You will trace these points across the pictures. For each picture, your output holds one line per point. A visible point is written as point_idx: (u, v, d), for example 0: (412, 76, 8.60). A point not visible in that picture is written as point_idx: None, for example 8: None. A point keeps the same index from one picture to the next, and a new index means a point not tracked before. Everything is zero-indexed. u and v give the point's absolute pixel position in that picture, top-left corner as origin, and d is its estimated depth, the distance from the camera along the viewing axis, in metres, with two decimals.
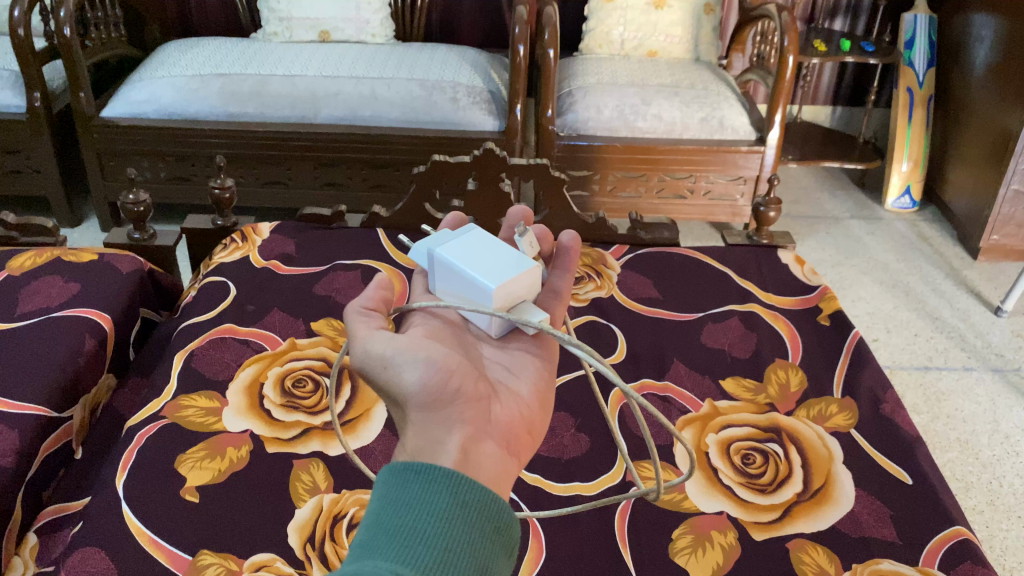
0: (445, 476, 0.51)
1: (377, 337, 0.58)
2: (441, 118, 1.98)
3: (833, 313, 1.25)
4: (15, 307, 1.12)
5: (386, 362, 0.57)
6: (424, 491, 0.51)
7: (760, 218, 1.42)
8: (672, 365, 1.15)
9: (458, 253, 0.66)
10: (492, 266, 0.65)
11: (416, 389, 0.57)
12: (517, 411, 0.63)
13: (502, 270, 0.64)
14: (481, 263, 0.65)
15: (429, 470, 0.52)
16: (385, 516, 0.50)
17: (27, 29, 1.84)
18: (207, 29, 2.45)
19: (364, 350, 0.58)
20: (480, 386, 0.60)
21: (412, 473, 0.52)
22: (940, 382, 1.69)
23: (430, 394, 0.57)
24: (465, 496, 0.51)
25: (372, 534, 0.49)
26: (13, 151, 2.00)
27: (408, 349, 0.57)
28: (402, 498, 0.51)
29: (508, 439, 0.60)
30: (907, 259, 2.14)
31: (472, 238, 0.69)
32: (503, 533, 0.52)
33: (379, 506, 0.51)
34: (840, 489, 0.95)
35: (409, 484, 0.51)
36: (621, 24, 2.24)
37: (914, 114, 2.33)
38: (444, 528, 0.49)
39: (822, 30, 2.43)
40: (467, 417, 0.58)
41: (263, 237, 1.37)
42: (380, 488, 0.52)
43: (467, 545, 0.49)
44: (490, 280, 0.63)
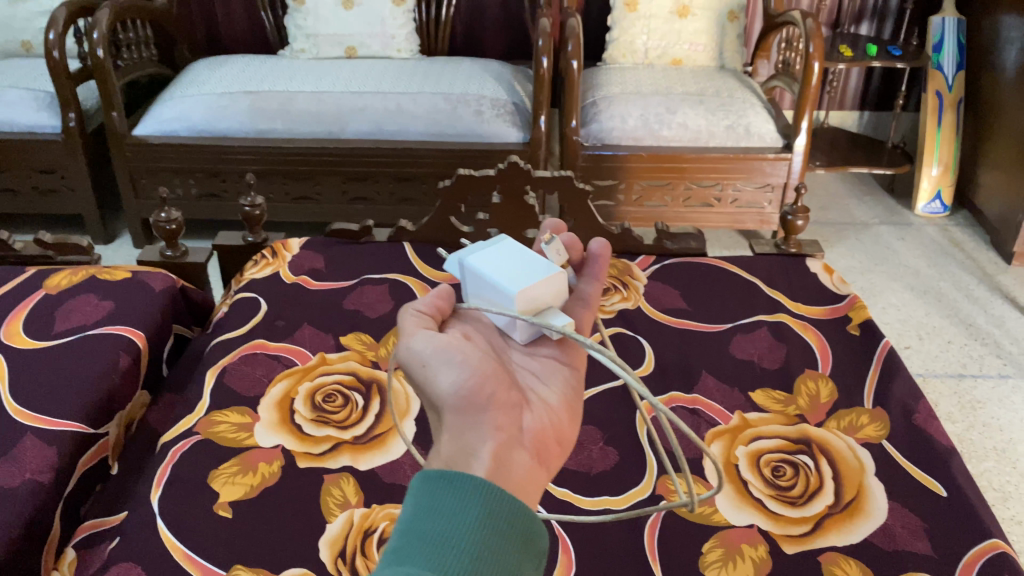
0: (477, 485, 0.51)
1: (422, 336, 0.60)
2: (466, 131, 2.00)
3: (863, 322, 1.24)
4: (52, 325, 1.14)
5: (427, 360, 0.59)
6: (456, 499, 0.51)
7: (788, 226, 1.41)
8: (701, 377, 1.15)
9: (485, 261, 0.67)
10: (517, 272, 0.65)
11: (451, 391, 0.58)
12: (546, 419, 0.63)
13: (526, 276, 0.65)
14: (507, 270, 0.66)
15: (462, 478, 0.52)
16: (418, 523, 0.50)
17: (61, 51, 1.88)
18: (236, 47, 2.49)
19: (406, 349, 0.60)
20: (511, 394, 0.61)
21: (446, 482, 0.52)
22: (975, 390, 1.66)
23: (464, 397, 0.58)
24: (496, 506, 0.51)
25: (404, 540, 0.49)
26: (49, 170, 2.05)
27: (449, 349, 0.59)
28: (435, 505, 0.51)
29: (539, 448, 0.60)
30: (938, 265, 2.11)
31: (501, 248, 0.70)
32: (533, 544, 0.52)
33: (410, 513, 0.51)
34: (873, 502, 0.94)
35: (441, 491, 0.51)
36: (644, 33, 2.24)
37: (944, 117, 2.30)
38: (476, 536, 0.49)
39: (848, 34, 2.41)
40: (499, 424, 0.58)
41: (293, 252, 1.39)
42: (412, 495, 0.52)
43: (498, 555, 0.49)
44: (513, 284, 0.63)
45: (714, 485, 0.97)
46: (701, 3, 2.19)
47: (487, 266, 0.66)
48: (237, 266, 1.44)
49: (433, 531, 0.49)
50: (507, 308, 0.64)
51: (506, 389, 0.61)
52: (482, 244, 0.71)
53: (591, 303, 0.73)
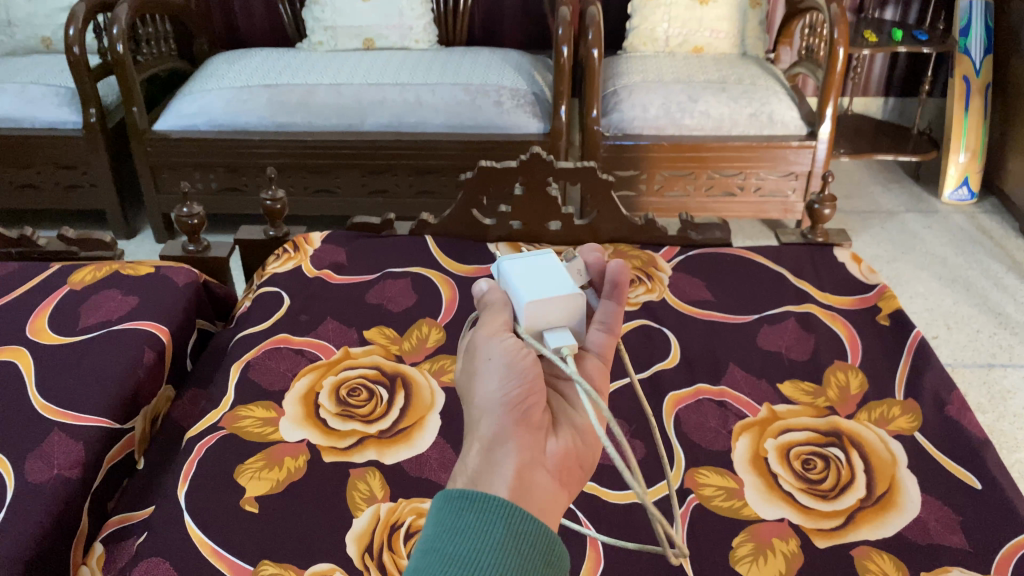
0: (500, 506, 0.51)
1: (496, 339, 0.63)
2: (486, 122, 1.99)
3: (893, 312, 1.22)
4: (77, 321, 1.15)
5: (492, 361, 0.61)
6: (478, 520, 0.50)
7: (814, 215, 1.39)
8: (728, 369, 1.13)
9: (523, 270, 0.70)
10: (542, 285, 0.67)
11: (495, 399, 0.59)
12: (573, 440, 0.61)
13: (549, 289, 0.66)
14: (534, 282, 0.67)
15: (483, 498, 0.51)
16: (439, 544, 0.49)
17: (82, 47, 1.88)
18: (254, 41, 2.50)
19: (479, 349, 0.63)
20: (540, 414, 0.60)
21: (467, 502, 0.51)
22: (1005, 380, 1.64)
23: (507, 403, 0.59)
24: (519, 528, 0.50)
25: (425, 562, 0.48)
26: (71, 166, 2.05)
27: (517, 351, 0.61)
28: (457, 526, 0.50)
29: (562, 471, 0.59)
30: (966, 253, 2.08)
31: (546, 261, 0.72)
32: (556, 566, 0.51)
33: (432, 534, 0.50)
34: (906, 495, 0.92)
35: (463, 511, 0.51)
36: (665, 21, 2.21)
37: (971, 103, 2.26)
38: (498, 560, 0.48)
39: (872, 20, 2.37)
40: (528, 442, 0.58)
41: (315, 246, 1.38)
42: (434, 515, 0.52)
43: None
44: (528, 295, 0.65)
45: (743, 478, 0.96)
46: None
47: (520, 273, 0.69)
48: (260, 260, 1.44)
49: (456, 552, 0.48)
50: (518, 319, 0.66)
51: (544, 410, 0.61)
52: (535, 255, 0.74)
53: (608, 327, 0.69)
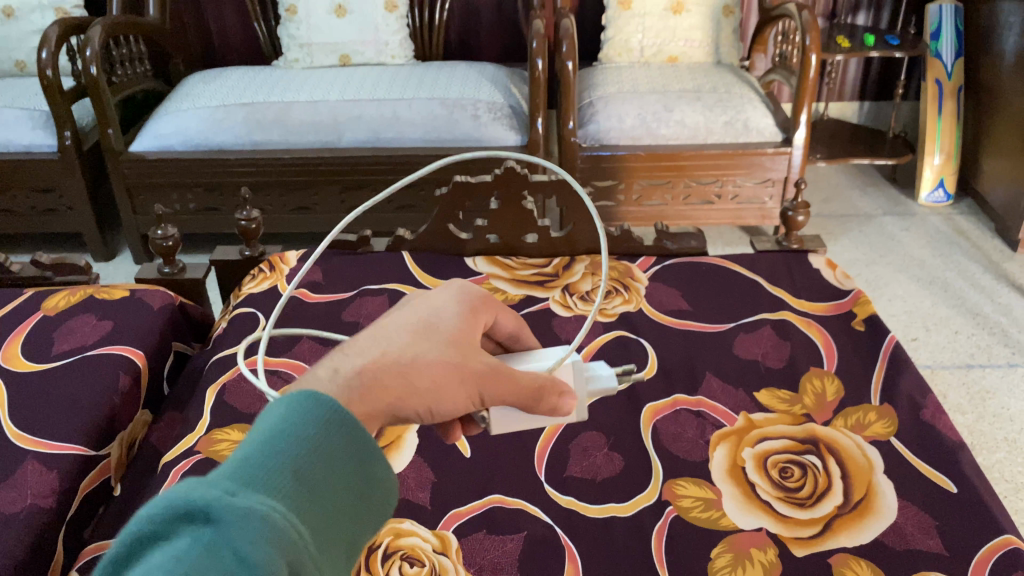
0: (360, 439, 0.47)
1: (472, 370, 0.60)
2: (463, 135, 1.99)
3: (868, 317, 1.22)
4: (51, 347, 1.14)
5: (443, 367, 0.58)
6: (345, 446, 0.46)
7: (788, 222, 1.40)
8: (705, 378, 1.14)
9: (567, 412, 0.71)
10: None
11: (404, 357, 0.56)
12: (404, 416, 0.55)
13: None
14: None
15: (358, 429, 0.47)
16: (293, 453, 0.44)
17: (55, 69, 1.88)
18: (230, 58, 2.50)
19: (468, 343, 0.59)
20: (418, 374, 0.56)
21: (327, 416, 0.46)
22: (984, 380, 1.65)
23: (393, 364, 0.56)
24: (366, 466, 0.47)
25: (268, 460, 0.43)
26: (47, 190, 2.05)
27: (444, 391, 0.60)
28: (321, 436, 0.45)
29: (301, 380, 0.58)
30: (943, 254, 2.09)
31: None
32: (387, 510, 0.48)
33: (286, 428, 0.44)
34: (882, 500, 0.92)
35: (316, 425, 0.45)
36: (639, 31, 2.22)
37: (944, 106, 2.29)
38: (348, 501, 0.45)
39: (845, 25, 2.39)
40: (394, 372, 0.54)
41: (291, 265, 1.38)
42: (299, 407, 0.46)
43: (351, 517, 0.45)
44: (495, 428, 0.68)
45: (721, 488, 0.96)
46: None
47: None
48: (236, 281, 1.43)
49: (309, 466, 0.43)
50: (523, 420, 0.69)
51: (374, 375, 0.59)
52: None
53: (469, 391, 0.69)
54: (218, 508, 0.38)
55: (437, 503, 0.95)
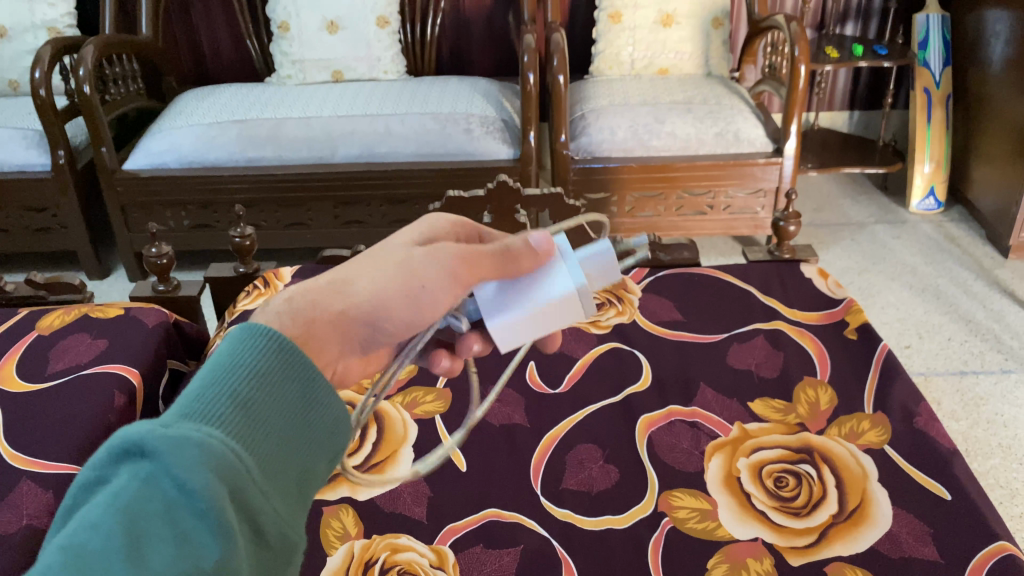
0: (305, 370, 0.51)
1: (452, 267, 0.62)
2: (456, 150, 1.99)
3: (861, 325, 1.23)
4: (46, 367, 1.14)
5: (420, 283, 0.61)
6: (281, 374, 0.49)
7: (780, 232, 1.41)
8: (699, 389, 1.14)
9: (547, 268, 0.66)
10: (526, 330, 0.66)
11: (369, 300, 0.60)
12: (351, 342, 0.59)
13: (515, 336, 0.66)
14: (532, 320, 0.66)
15: (295, 357, 0.50)
16: (233, 381, 0.47)
17: (48, 89, 1.88)
18: (223, 75, 2.51)
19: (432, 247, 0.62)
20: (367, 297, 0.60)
21: (272, 348, 0.50)
22: (978, 387, 1.65)
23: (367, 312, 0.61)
24: (310, 397, 0.51)
25: (209, 388, 0.45)
26: (41, 209, 2.05)
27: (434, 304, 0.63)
28: (258, 366, 0.48)
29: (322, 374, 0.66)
30: (935, 261, 2.10)
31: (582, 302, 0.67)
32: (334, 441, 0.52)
33: (223, 361, 0.47)
34: (877, 509, 0.93)
35: (264, 356, 0.49)
36: (629, 44, 2.24)
37: (933, 114, 2.30)
38: (292, 423, 0.49)
39: (833, 36, 2.41)
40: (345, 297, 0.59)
41: (285, 282, 1.39)
42: (235, 340, 0.49)
43: (297, 444, 0.49)
44: (498, 328, 0.65)
45: (716, 499, 0.96)
46: (684, 11, 2.20)
47: (557, 300, 0.65)
48: (230, 298, 1.43)
49: (248, 394, 0.47)
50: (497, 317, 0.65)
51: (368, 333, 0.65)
52: (597, 279, 0.67)
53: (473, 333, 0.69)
54: (162, 434, 0.40)
55: (433, 517, 0.95)
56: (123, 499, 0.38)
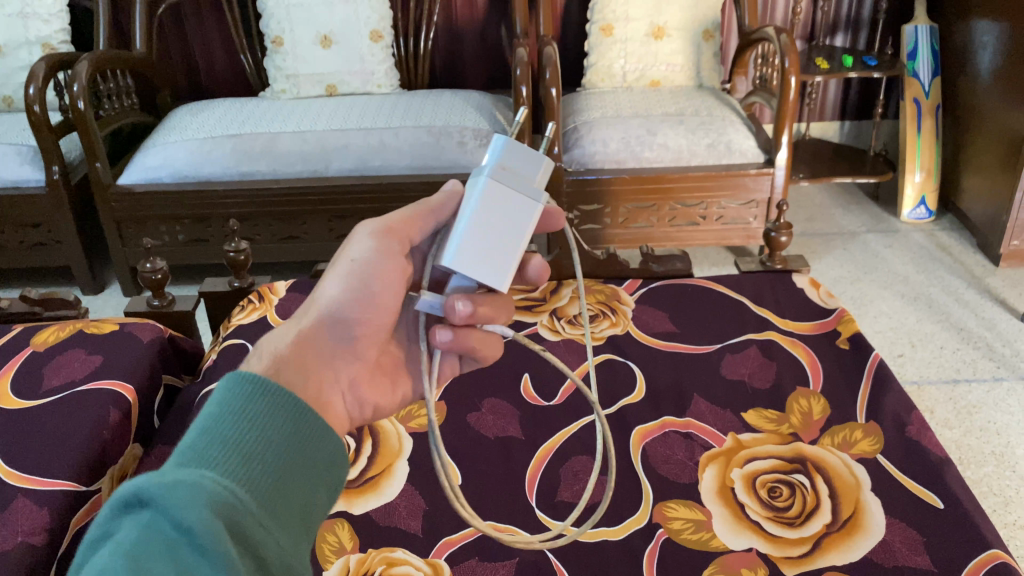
0: (293, 409, 0.56)
1: (376, 237, 0.70)
2: (450, 163, 2.01)
3: (853, 335, 1.24)
4: (41, 383, 1.14)
5: (358, 263, 0.70)
6: (269, 415, 0.55)
7: (772, 243, 1.42)
8: (693, 400, 1.15)
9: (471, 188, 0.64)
10: (480, 250, 0.62)
11: (332, 302, 0.68)
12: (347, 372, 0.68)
13: (479, 263, 0.62)
14: (478, 236, 0.62)
15: (280, 398, 0.56)
16: (223, 428, 0.52)
17: (42, 105, 1.89)
18: (217, 90, 2.52)
19: (356, 236, 0.71)
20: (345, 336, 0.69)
21: (260, 393, 0.55)
22: (970, 395, 1.66)
23: (339, 315, 0.68)
24: (304, 433, 0.56)
25: (201, 438, 0.51)
26: (36, 224, 2.05)
27: (382, 281, 0.70)
28: (246, 411, 0.54)
29: (357, 405, 0.70)
30: (927, 270, 2.12)
31: (518, 196, 0.63)
32: (332, 474, 0.57)
33: (213, 411, 0.53)
34: (870, 518, 0.93)
35: (254, 401, 0.55)
36: (621, 57, 2.25)
37: (924, 125, 2.32)
38: (288, 459, 0.54)
39: (824, 47, 2.43)
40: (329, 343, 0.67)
41: (280, 296, 1.40)
42: (221, 394, 0.55)
43: (296, 476, 0.54)
44: (453, 261, 0.62)
45: (711, 510, 0.96)
46: (675, 24, 2.22)
47: (479, 202, 0.62)
48: (225, 312, 1.44)
49: (238, 436, 0.52)
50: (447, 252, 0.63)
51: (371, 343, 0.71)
52: (521, 169, 0.63)
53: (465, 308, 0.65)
54: (160, 480, 0.45)
55: (429, 530, 0.95)
56: (128, 540, 0.43)
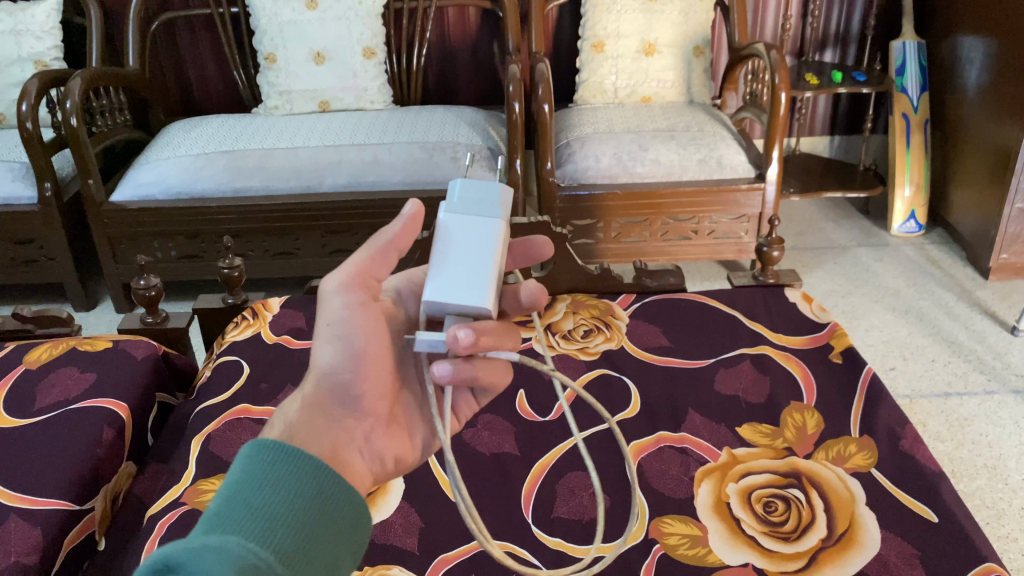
0: (314, 471, 0.62)
1: (344, 292, 0.64)
2: (444, 178, 2.01)
3: (845, 349, 1.25)
4: (34, 402, 1.14)
5: (335, 324, 0.65)
6: (290, 478, 0.60)
7: (764, 258, 1.43)
8: (687, 415, 1.15)
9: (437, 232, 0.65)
10: (453, 276, 0.61)
11: (326, 370, 0.67)
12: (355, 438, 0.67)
13: (456, 291, 0.61)
14: (449, 266, 0.61)
15: (301, 461, 0.62)
16: (248, 494, 0.59)
17: (35, 121, 1.89)
18: (210, 106, 2.53)
19: (323, 296, 0.65)
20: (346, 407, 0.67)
21: (284, 458, 0.61)
22: (962, 408, 1.67)
23: (335, 382, 0.67)
24: (326, 492, 0.61)
25: (227, 505, 0.58)
26: (28, 241, 2.04)
27: (367, 344, 0.66)
28: (272, 475, 0.60)
29: (377, 460, 0.69)
30: (918, 283, 2.13)
31: (477, 219, 0.63)
32: (355, 529, 0.62)
33: (240, 478, 0.60)
34: (866, 532, 0.93)
35: (278, 465, 0.61)
36: (612, 73, 2.27)
37: (912, 139, 2.34)
38: (310, 519, 0.59)
39: (813, 63, 2.45)
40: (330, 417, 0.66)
41: (274, 312, 1.40)
42: (249, 459, 0.61)
43: (318, 534, 0.59)
44: (429, 294, 0.61)
45: (707, 525, 0.96)
46: (666, 40, 2.24)
47: (442, 235, 0.63)
48: (219, 329, 1.43)
49: (260, 501, 0.58)
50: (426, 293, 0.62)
51: (378, 398, 0.68)
52: (477, 202, 0.64)
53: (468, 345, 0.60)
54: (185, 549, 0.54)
55: (425, 548, 0.95)
56: None
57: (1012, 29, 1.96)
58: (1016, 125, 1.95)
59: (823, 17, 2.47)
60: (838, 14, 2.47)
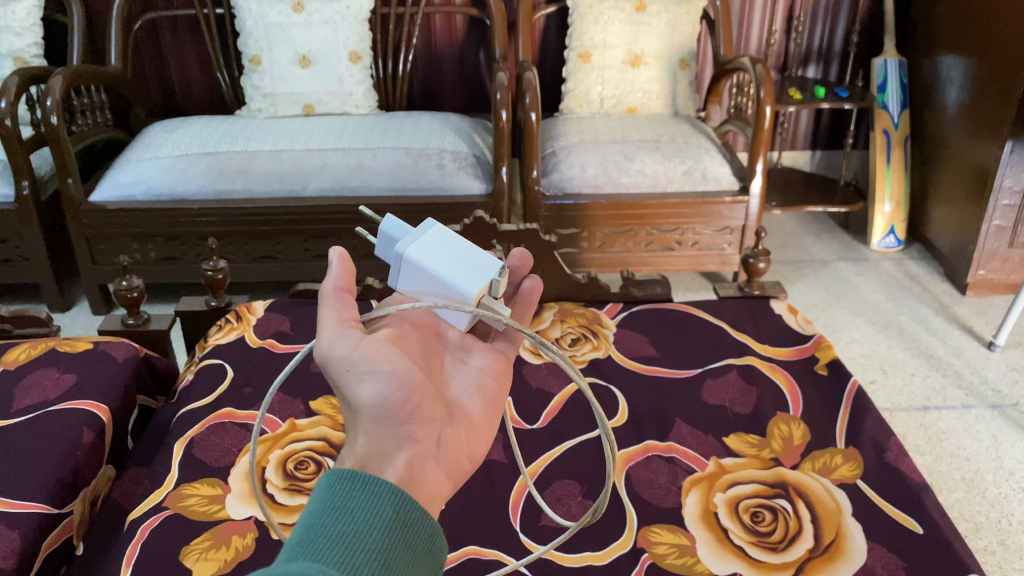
0: (391, 494, 0.54)
1: (342, 335, 0.60)
2: (429, 185, 2.01)
3: (830, 361, 1.26)
4: (12, 403, 1.11)
5: (353, 365, 0.60)
6: (367, 503, 0.53)
7: (750, 269, 1.43)
8: (675, 425, 1.15)
9: (428, 250, 0.67)
10: None
11: (374, 401, 0.60)
12: (432, 445, 0.62)
13: None
14: None
15: (377, 485, 0.54)
16: (326, 520, 0.51)
17: (13, 119, 1.86)
18: (192, 107, 2.51)
19: (326, 347, 0.60)
20: (412, 423, 0.62)
21: (358, 483, 0.54)
22: (941, 421, 1.69)
23: (387, 408, 0.61)
24: (406, 517, 0.53)
25: (309, 535, 0.50)
26: (3, 240, 2.01)
27: (392, 361, 0.61)
28: (348, 503, 0.52)
29: (453, 460, 0.64)
30: (897, 298, 2.15)
31: None
32: (435, 557, 0.54)
33: (316, 510, 0.52)
34: (852, 543, 0.94)
35: (353, 493, 0.53)
36: (599, 83, 2.28)
37: (892, 155, 2.37)
38: (395, 543, 0.51)
39: (796, 78, 2.48)
40: (404, 442, 0.61)
41: (258, 316, 1.39)
42: (322, 490, 0.53)
43: (404, 562, 0.51)
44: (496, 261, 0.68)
45: (695, 535, 0.96)
46: (653, 52, 2.25)
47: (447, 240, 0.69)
48: (202, 332, 1.41)
49: (341, 528, 0.51)
50: (484, 267, 0.67)
51: (431, 401, 0.64)
52: None
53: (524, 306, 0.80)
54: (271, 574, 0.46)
55: None
56: None
57: (990, 50, 1.99)
58: (994, 145, 1.99)
59: (806, 33, 2.50)
60: (821, 31, 2.50)
